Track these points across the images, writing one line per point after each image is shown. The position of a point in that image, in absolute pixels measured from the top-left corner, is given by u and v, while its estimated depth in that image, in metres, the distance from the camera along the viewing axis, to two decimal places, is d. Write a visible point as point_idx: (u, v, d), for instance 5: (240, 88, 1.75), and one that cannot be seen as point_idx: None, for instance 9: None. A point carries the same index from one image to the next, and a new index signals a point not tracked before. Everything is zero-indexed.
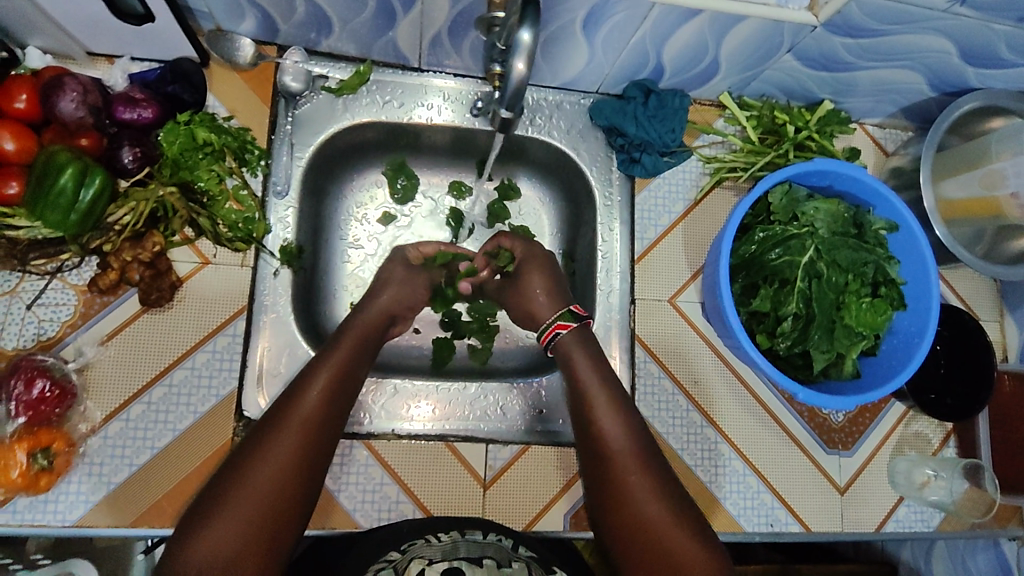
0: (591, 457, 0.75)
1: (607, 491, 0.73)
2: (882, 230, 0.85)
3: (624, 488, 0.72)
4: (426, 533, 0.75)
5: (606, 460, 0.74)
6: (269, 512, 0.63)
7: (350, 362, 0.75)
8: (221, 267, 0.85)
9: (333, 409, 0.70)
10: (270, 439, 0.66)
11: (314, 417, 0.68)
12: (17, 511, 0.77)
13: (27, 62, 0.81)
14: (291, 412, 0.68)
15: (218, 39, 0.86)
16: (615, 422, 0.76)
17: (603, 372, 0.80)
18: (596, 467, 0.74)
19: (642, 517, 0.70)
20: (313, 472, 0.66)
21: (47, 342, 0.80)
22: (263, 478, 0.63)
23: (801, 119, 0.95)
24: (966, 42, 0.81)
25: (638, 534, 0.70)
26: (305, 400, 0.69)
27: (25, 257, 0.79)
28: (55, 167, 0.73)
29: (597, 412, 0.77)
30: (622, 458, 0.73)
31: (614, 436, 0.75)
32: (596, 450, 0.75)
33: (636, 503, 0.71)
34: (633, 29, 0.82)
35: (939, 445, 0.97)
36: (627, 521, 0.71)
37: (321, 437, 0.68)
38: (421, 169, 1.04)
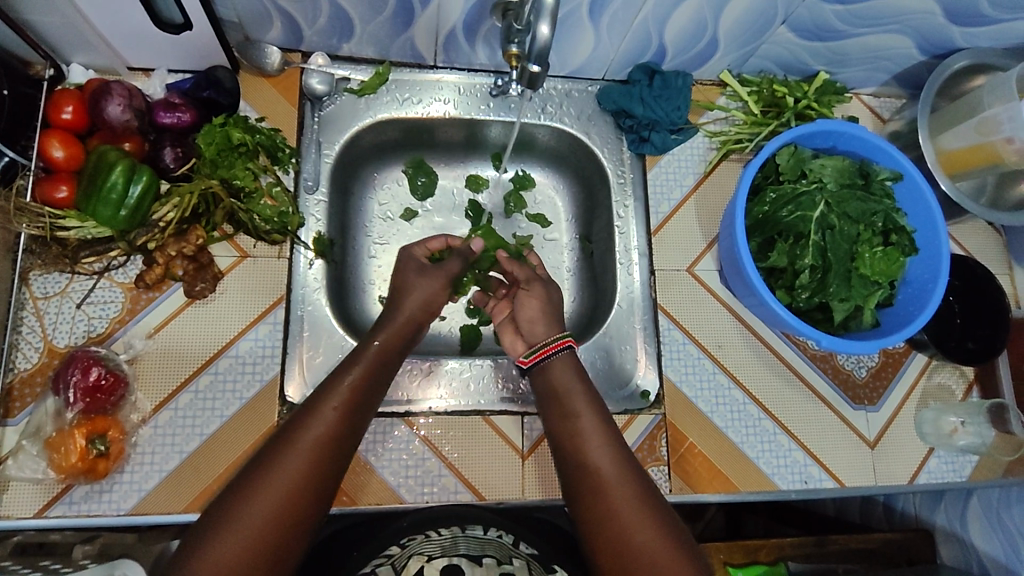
0: (571, 475, 0.75)
1: (587, 507, 0.71)
2: (887, 181, 0.89)
3: (609, 502, 0.70)
4: (427, 528, 0.76)
5: (590, 475, 0.73)
6: (253, 551, 0.61)
7: (359, 391, 0.75)
8: (260, 260, 0.89)
9: (335, 446, 0.70)
10: (266, 473, 0.65)
11: (312, 454, 0.68)
12: (74, 502, 0.79)
13: (71, 77, 0.87)
14: (290, 446, 0.68)
15: (247, 47, 0.92)
16: (595, 428, 0.77)
17: (586, 391, 0.81)
18: (580, 483, 0.73)
19: (626, 535, 0.68)
20: (304, 511, 0.65)
21: (98, 337, 0.83)
22: (252, 516, 0.63)
23: (799, 89, 1.01)
24: (949, 2, 0.86)
25: (619, 554, 0.67)
26: (306, 433, 0.69)
27: (76, 257, 0.83)
28: (106, 166, 0.79)
29: (580, 431, 0.77)
30: (604, 472, 0.73)
31: (595, 452, 0.75)
32: (577, 466, 0.75)
33: (622, 519, 0.69)
34: (636, 12, 0.87)
35: (963, 395, 0.99)
36: (607, 540, 0.68)
37: (322, 475, 0.67)
38: (439, 165, 1.09)
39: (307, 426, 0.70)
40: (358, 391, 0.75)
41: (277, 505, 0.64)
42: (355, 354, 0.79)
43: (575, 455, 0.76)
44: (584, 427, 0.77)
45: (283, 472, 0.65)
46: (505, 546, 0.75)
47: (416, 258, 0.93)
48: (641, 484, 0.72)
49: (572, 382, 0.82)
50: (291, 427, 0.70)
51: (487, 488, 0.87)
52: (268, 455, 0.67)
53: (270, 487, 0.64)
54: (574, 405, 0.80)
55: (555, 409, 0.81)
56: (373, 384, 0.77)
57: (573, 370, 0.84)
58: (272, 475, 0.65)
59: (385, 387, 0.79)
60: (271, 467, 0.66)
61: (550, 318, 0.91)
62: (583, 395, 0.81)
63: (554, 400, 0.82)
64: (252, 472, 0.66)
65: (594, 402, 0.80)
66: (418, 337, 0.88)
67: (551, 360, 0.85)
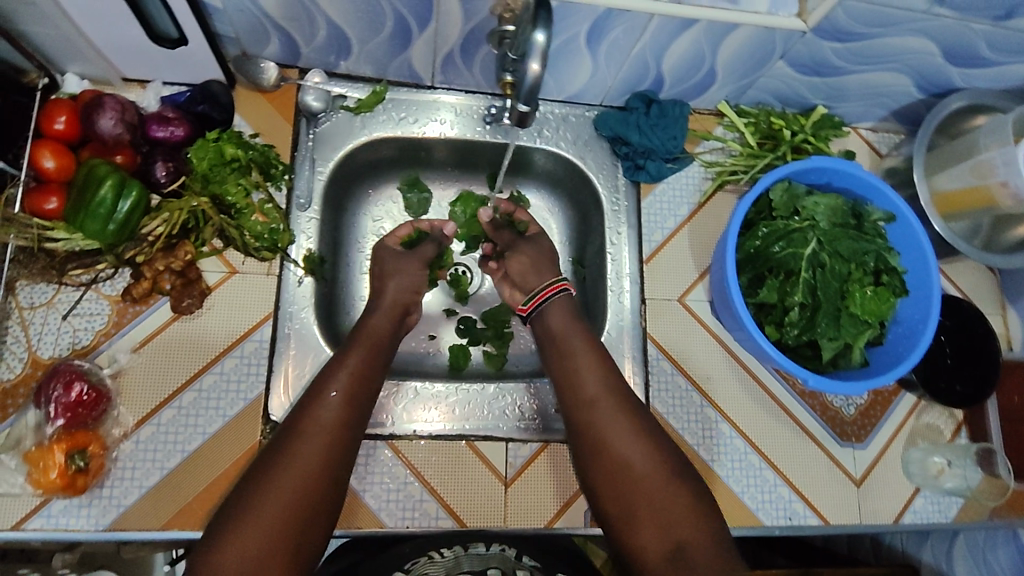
0: (574, 412, 0.81)
1: (592, 441, 0.78)
2: (879, 221, 0.89)
3: (605, 438, 0.78)
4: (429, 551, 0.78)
5: (591, 414, 0.80)
6: (300, 505, 0.67)
7: (364, 374, 0.79)
8: (248, 276, 0.88)
9: (345, 428, 0.74)
10: (286, 459, 0.69)
11: (328, 437, 0.72)
12: (52, 515, 0.78)
13: (66, 87, 0.87)
14: (308, 431, 0.72)
15: (243, 62, 0.92)
16: (593, 370, 0.83)
17: (583, 334, 0.87)
18: (581, 418, 0.80)
19: (627, 465, 0.75)
20: (334, 488, 0.70)
21: (82, 350, 0.83)
22: (275, 499, 0.66)
23: (797, 123, 1.01)
24: (947, 43, 0.86)
25: (620, 480, 0.75)
26: (319, 418, 0.73)
27: (63, 268, 0.83)
28: (96, 179, 0.78)
29: (580, 372, 0.83)
30: (603, 410, 0.80)
31: (595, 389, 0.81)
32: (577, 403, 0.81)
33: (621, 448, 0.76)
34: (633, 41, 0.87)
35: (951, 435, 0.99)
36: (608, 468, 0.76)
37: (338, 458, 0.72)
38: (434, 183, 1.09)
39: (319, 412, 0.74)
40: (362, 373, 0.79)
41: (299, 487, 0.67)
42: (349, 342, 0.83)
43: (575, 396, 0.82)
44: (581, 363, 0.84)
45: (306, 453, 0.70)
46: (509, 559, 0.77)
47: (387, 246, 0.97)
48: (635, 417, 0.79)
49: (568, 326, 0.88)
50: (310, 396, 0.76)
51: (468, 514, 0.87)
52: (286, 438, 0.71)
53: (293, 471, 0.68)
54: (573, 347, 0.85)
55: (553, 349, 0.87)
56: (375, 363, 0.82)
57: (568, 312, 0.89)
58: (291, 460, 0.69)
59: (386, 365, 0.84)
60: (291, 452, 0.70)
61: (541, 267, 0.95)
62: (579, 336, 0.86)
63: (553, 341, 0.87)
64: (275, 454, 0.70)
65: (590, 343, 0.86)
66: (406, 323, 0.92)
67: (546, 305, 0.90)
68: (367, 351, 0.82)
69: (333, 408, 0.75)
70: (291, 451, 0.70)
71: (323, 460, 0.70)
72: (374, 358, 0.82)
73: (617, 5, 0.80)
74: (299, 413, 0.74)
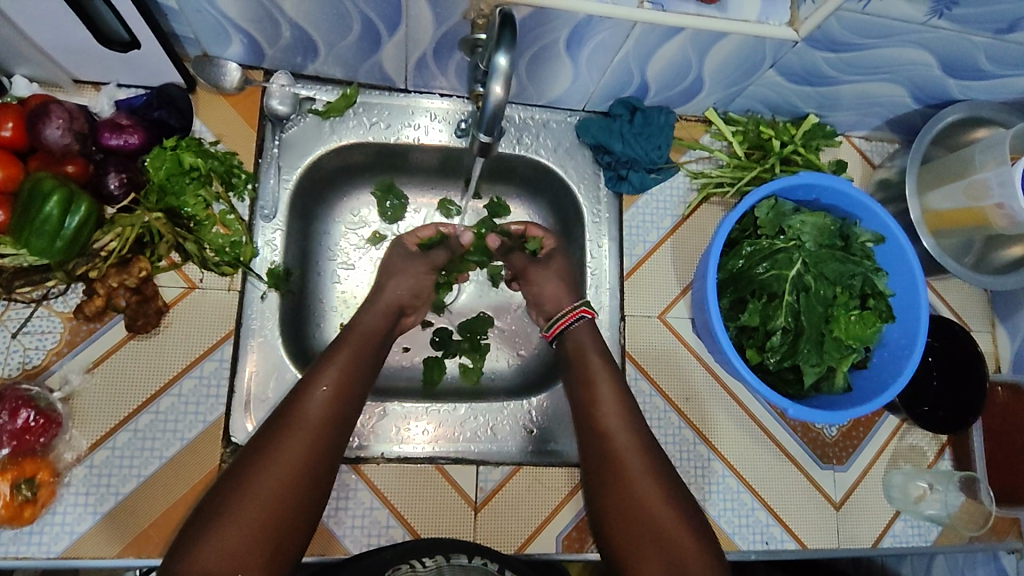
0: (591, 439, 0.79)
1: (607, 475, 0.76)
2: (868, 243, 0.85)
3: (619, 470, 0.76)
4: (410, 558, 0.76)
5: (607, 444, 0.77)
6: (280, 508, 0.66)
7: (352, 372, 0.77)
8: (208, 292, 0.85)
9: (331, 431, 0.72)
10: (266, 465, 0.67)
11: (310, 442, 0.70)
12: (1, 543, 0.75)
13: (14, 90, 0.82)
14: (295, 424, 0.70)
15: (204, 64, 0.87)
16: (611, 399, 0.80)
17: (605, 358, 0.84)
18: (595, 448, 0.78)
19: (637, 498, 0.74)
20: (314, 492, 0.68)
21: (33, 370, 0.79)
22: (253, 507, 0.64)
23: (787, 133, 0.96)
24: (945, 55, 0.82)
25: (626, 515, 0.73)
26: (305, 416, 0.71)
27: (10, 285, 0.78)
28: (40, 195, 0.73)
29: (598, 400, 0.80)
30: (620, 442, 0.77)
31: (612, 419, 0.79)
32: (594, 431, 0.79)
33: (633, 482, 0.75)
34: (616, 48, 0.83)
35: (934, 458, 0.96)
36: (617, 499, 0.74)
37: (319, 462, 0.69)
38: (410, 189, 1.04)
39: (302, 413, 0.71)
40: (352, 372, 0.77)
41: (279, 494, 0.66)
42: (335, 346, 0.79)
43: (593, 424, 0.80)
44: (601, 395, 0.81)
45: (283, 459, 0.67)
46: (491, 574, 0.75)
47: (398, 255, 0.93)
48: (652, 452, 0.77)
49: (585, 349, 0.85)
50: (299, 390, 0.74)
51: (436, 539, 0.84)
52: (266, 441, 0.69)
53: (270, 477, 0.66)
54: (594, 373, 0.82)
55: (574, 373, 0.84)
56: (361, 363, 0.79)
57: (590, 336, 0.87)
58: (267, 468, 0.67)
59: (374, 363, 0.81)
60: (267, 459, 0.67)
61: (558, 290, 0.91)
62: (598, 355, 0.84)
63: (575, 365, 0.85)
64: (255, 455, 0.68)
65: (611, 364, 0.83)
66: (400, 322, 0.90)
67: (569, 330, 0.88)
68: (358, 348, 0.80)
69: (322, 402, 0.72)
70: (271, 457, 0.67)
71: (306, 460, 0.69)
72: (365, 354, 0.80)
73: (597, 12, 0.75)
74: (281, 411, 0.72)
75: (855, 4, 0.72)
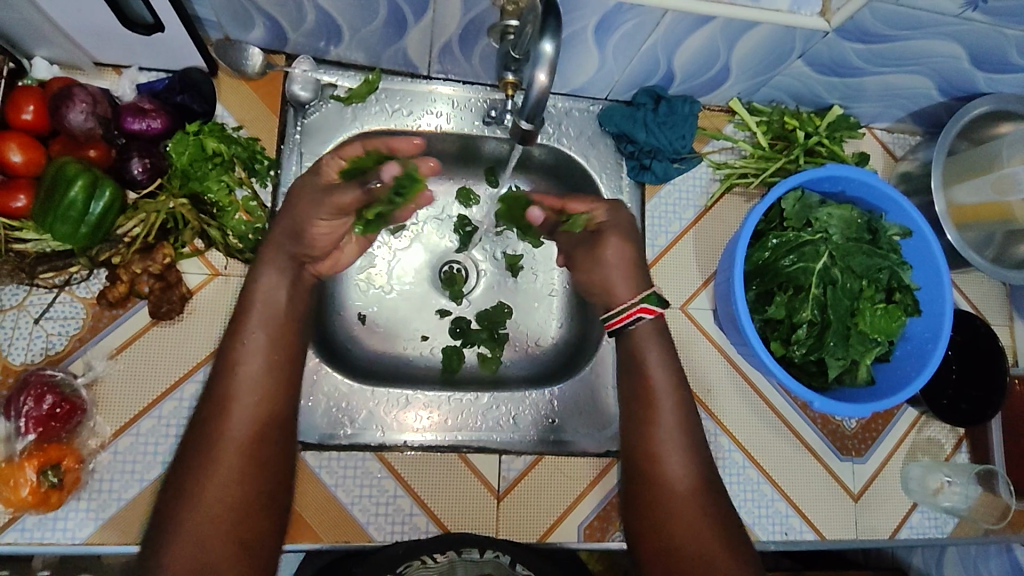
0: (644, 483, 0.78)
1: (648, 497, 0.77)
2: (896, 237, 0.85)
3: (672, 517, 0.76)
4: (421, 553, 0.76)
5: (664, 492, 0.77)
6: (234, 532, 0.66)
7: (273, 370, 0.73)
8: (232, 279, 0.84)
9: (268, 428, 0.71)
10: (203, 491, 0.66)
11: (246, 446, 0.69)
12: (26, 529, 0.75)
13: (34, 72, 0.80)
14: (220, 446, 0.68)
15: (226, 48, 0.86)
16: (671, 422, 0.79)
17: (677, 394, 0.81)
18: (647, 494, 0.77)
19: (685, 544, 0.75)
20: (269, 497, 0.70)
21: (55, 356, 0.79)
22: (205, 522, 0.65)
23: (812, 124, 0.96)
24: (976, 47, 0.81)
25: (673, 559, 0.75)
26: (229, 434, 0.69)
27: (33, 270, 0.78)
28: (64, 180, 0.73)
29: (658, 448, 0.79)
30: (672, 468, 0.78)
31: (671, 468, 0.78)
32: (647, 476, 0.78)
33: (685, 531, 0.75)
34: (644, 36, 0.82)
35: (951, 451, 0.97)
36: (665, 541, 0.76)
37: (258, 462, 0.69)
38: (429, 177, 1.03)
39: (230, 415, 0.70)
40: (272, 375, 0.73)
41: (231, 505, 0.67)
42: (237, 314, 0.75)
43: (650, 470, 0.78)
44: (661, 414, 0.80)
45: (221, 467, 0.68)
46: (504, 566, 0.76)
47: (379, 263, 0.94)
48: (708, 499, 0.77)
49: (650, 367, 0.81)
50: (214, 403, 0.70)
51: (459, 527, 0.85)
52: (198, 451, 0.68)
53: (210, 494, 0.66)
54: (658, 414, 0.80)
55: (636, 410, 0.81)
56: (285, 338, 0.76)
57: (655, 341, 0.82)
58: (206, 483, 0.67)
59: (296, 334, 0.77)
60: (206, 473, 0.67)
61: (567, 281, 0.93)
62: (669, 388, 0.81)
63: (638, 401, 0.81)
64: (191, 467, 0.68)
65: (680, 396, 0.81)
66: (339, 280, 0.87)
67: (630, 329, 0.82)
68: (274, 344, 0.74)
69: (244, 420, 0.70)
70: (205, 485, 0.67)
71: (241, 484, 0.68)
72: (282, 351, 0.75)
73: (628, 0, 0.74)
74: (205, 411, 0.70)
75: None
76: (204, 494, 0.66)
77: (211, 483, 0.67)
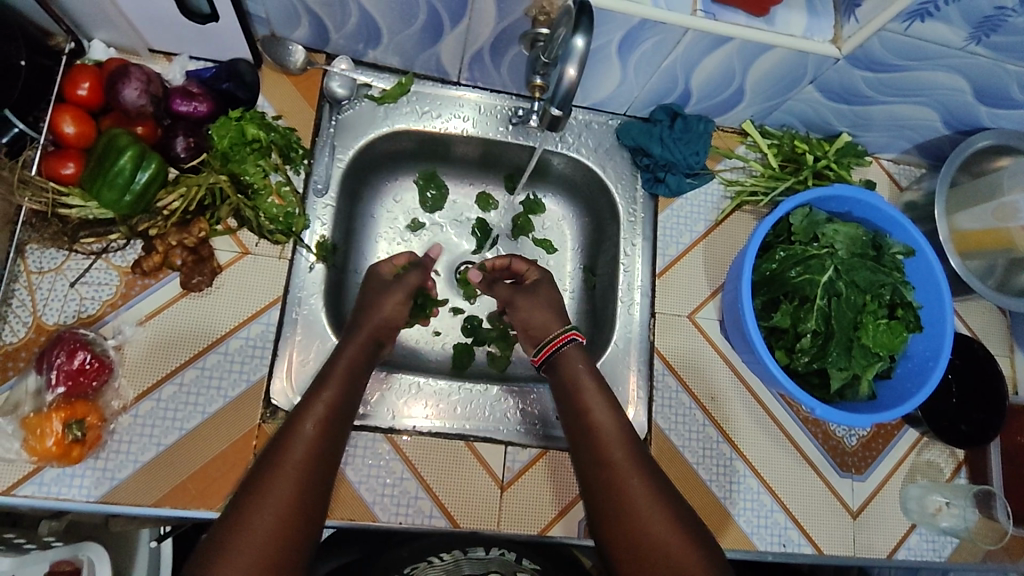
0: (589, 464, 0.77)
1: (613, 501, 0.73)
2: (899, 254, 0.89)
3: (626, 495, 0.73)
4: (428, 554, 0.80)
5: (610, 468, 0.75)
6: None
7: (329, 425, 0.73)
8: (260, 258, 0.88)
9: (314, 476, 0.69)
10: (237, 535, 0.63)
11: (296, 493, 0.67)
12: (43, 483, 0.77)
13: (91, 54, 0.86)
14: (270, 487, 0.67)
15: (272, 44, 0.92)
16: (612, 427, 0.78)
17: (602, 389, 0.82)
18: (597, 470, 0.76)
19: (645, 526, 0.71)
20: (304, 533, 0.66)
21: (88, 318, 0.82)
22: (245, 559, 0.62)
23: (820, 149, 1.00)
24: (979, 82, 0.86)
25: (642, 553, 0.70)
26: (278, 476, 0.67)
27: (75, 235, 0.83)
28: (116, 150, 0.78)
29: (597, 425, 0.79)
30: (624, 468, 0.75)
31: (614, 448, 0.76)
32: (594, 453, 0.77)
33: (642, 516, 0.71)
34: (665, 54, 0.87)
35: (951, 475, 0.99)
36: (627, 528, 0.72)
37: (298, 518, 0.66)
38: (451, 180, 1.08)
39: (279, 470, 0.68)
40: (328, 430, 0.73)
41: (271, 538, 0.64)
42: (324, 372, 0.79)
43: (597, 455, 0.77)
44: (594, 406, 0.80)
45: (260, 520, 0.64)
46: (509, 562, 0.80)
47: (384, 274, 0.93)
48: (651, 471, 0.75)
49: (581, 381, 0.82)
50: (271, 452, 0.70)
51: (463, 515, 0.86)
52: (250, 491, 0.66)
53: (258, 529, 0.64)
54: (590, 402, 0.80)
55: (570, 404, 0.81)
56: (348, 399, 0.77)
57: (584, 363, 0.84)
58: (256, 516, 0.65)
59: (361, 389, 0.80)
60: (251, 507, 0.65)
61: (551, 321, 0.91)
62: (594, 388, 0.82)
63: (570, 396, 0.82)
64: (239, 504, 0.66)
65: (611, 401, 0.81)
66: (380, 354, 0.87)
67: (560, 355, 0.85)
68: (332, 406, 0.75)
69: (295, 466, 0.69)
70: (245, 529, 0.64)
71: (277, 527, 0.65)
72: (340, 413, 0.75)
73: (651, 18, 0.80)
74: (267, 456, 0.70)
75: (899, 25, 0.76)
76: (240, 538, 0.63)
77: (247, 528, 0.64)
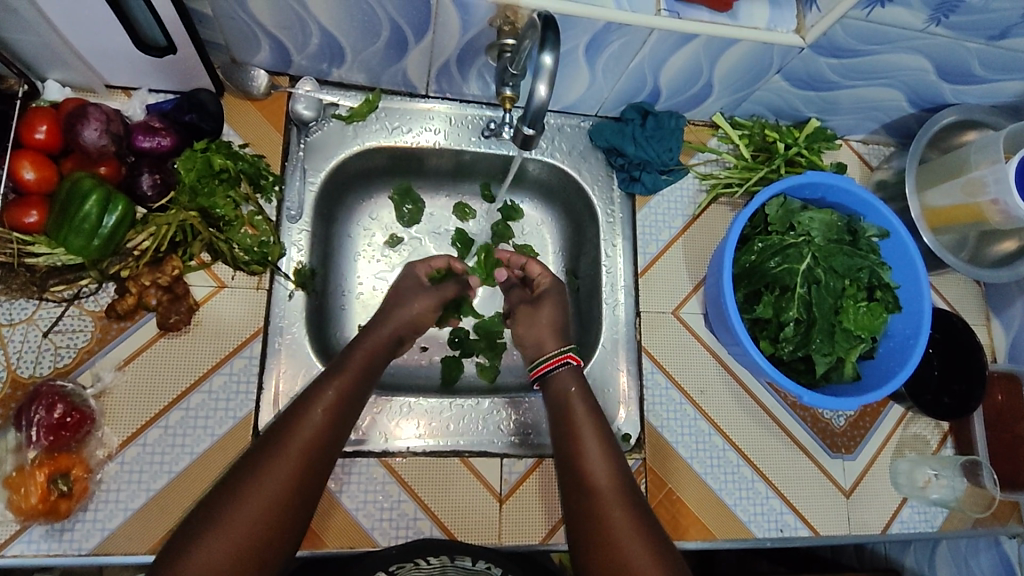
0: (573, 485, 0.77)
1: (594, 523, 0.73)
2: (874, 237, 0.90)
3: (608, 520, 0.73)
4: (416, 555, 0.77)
5: (594, 487, 0.76)
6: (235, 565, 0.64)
7: (336, 415, 0.75)
8: (238, 291, 0.87)
9: (313, 464, 0.71)
10: (228, 514, 0.65)
11: (293, 479, 0.69)
12: (33, 541, 0.76)
13: (47, 94, 0.84)
14: (268, 469, 0.68)
15: (232, 69, 0.91)
16: (599, 453, 0.79)
17: (592, 414, 0.82)
18: (580, 493, 0.76)
19: (624, 554, 0.70)
20: (293, 522, 0.68)
21: (65, 368, 0.80)
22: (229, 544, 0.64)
23: (791, 136, 1.01)
24: (942, 60, 0.87)
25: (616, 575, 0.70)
26: (277, 461, 0.69)
27: (44, 283, 0.80)
28: (79, 195, 0.76)
29: (583, 451, 0.79)
30: (608, 495, 0.75)
31: (599, 471, 0.77)
32: (579, 478, 0.77)
33: (622, 540, 0.71)
34: (631, 54, 0.86)
35: (937, 446, 1.01)
36: (607, 550, 0.71)
37: (290, 511, 0.68)
38: (426, 193, 1.07)
39: (269, 472, 0.68)
40: (334, 419, 0.74)
41: (259, 528, 0.65)
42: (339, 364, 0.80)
43: (579, 477, 0.78)
44: (583, 433, 0.80)
45: (233, 533, 0.64)
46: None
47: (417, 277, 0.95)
48: (637, 507, 0.75)
49: (573, 404, 0.83)
50: (275, 434, 0.72)
51: (462, 530, 0.86)
52: (245, 473, 0.68)
53: (245, 516, 0.65)
54: (580, 426, 0.81)
55: (559, 429, 0.82)
56: (356, 394, 0.78)
57: (576, 385, 0.85)
58: (248, 499, 0.66)
59: (372, 387, 0.82)
60: (245, 493, 0.66)
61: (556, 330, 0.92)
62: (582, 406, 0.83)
63: (560, 420, 0.83)
64: (204, 519, 0.65)
65: (602, 423, 0.82)
66: (400, 351, 0.90)
67: (551, 376, 0.87)
68: (341, 398, 0.76)
69: (295, 450, 0.70)
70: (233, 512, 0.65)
71: (269, 513, 0.66)
72: (348, 404, 0.76)
73: (616, 20, 0.79)
74: (268, 440, 0.71)
75: (860, 11, 0.76)
76: (228, 517, 0.65)
77: (235, 514, 0.65)
